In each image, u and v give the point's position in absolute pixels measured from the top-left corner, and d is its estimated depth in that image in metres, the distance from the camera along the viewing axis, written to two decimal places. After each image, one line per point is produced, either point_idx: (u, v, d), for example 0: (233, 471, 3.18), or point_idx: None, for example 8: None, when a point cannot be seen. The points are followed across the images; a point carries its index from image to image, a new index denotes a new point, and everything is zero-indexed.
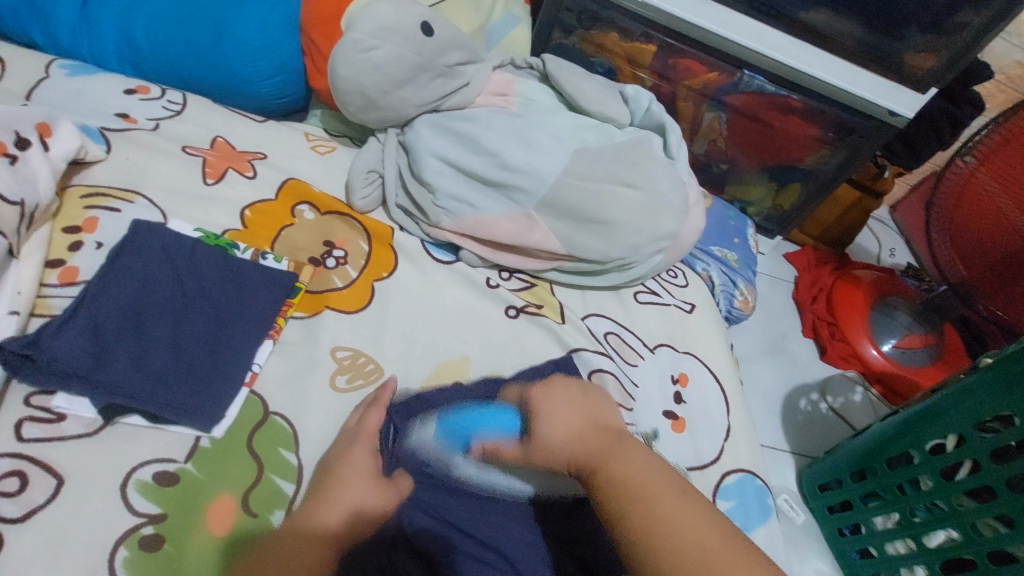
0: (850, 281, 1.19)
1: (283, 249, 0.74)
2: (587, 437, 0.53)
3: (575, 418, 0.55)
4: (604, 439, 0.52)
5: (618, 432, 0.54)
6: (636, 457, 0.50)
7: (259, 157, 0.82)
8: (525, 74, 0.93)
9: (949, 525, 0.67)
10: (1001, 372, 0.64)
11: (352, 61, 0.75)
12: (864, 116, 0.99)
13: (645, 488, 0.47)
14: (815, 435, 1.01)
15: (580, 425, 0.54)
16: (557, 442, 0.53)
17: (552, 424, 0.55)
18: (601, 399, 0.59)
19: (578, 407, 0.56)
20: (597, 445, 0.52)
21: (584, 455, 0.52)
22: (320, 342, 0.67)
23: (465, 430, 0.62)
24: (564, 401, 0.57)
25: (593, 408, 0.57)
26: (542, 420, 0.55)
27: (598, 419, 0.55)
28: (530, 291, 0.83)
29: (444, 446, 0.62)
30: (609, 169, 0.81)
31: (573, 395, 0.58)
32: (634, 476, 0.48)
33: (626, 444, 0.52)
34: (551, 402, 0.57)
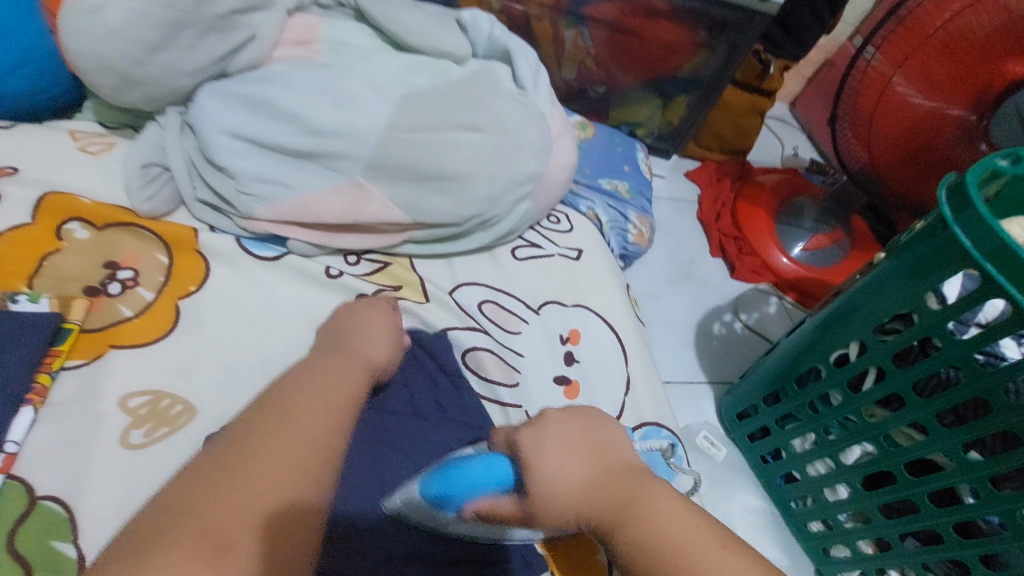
0: (752, 188, 1.13)
1: (45, 284, 0.59)
2: (596, 483, 0.39)
3: (574, 456, 0.40)
4: (615, 482, 0.39)
5: (625, 470, 0.40)
6: (619, 492, 0.39)
7: (5, 172, 0.64)
8: (336, 14, 0.77)
9: (863, 438, 0.63)
10: (893, 270, 0.57)
11: (81, 29, 0.58)
12: (734, 7, 0.91)
13: (688, 557, 0.36)
14: (733, 359, 0.96)
15: (583, 466, 0.39)
16: (563, 493, 0.38)
17: (556, 464, 0.39)
18: (591, 416, 0.44)
19: (570, 437, 0.41)
20: (609, 494, 0.39)
21: (585, 507, 0.38)
22: (105, 392, 0.54)
23: (448, 495, 0.39)
24: (556, 431, 0.41)
25: (592, 431, 0.42)
26: (541, 464, 0.39)
27: (604, 451, 0.41)
28: (383, 273, 0.71)
29: (432, 504, 0.41)
30: (446, 112, 0.69)
31: (561, 419, 0.42)
32: (671, 542, 0.36)
33: (633, 478, 0.40)
34: (539, 433, 0.41)
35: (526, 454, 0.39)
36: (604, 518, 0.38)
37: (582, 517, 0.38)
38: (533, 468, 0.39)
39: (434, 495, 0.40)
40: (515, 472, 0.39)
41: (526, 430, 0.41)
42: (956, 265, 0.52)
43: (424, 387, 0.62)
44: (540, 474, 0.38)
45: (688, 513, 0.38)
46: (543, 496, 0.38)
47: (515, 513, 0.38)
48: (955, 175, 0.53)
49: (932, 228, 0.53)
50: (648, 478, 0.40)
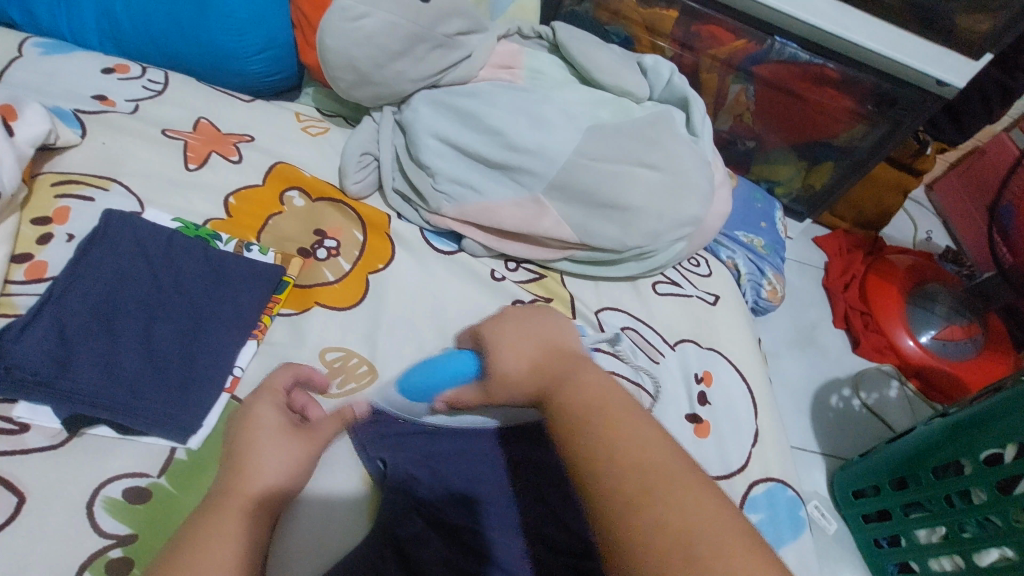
0: (885, 266, 1.10)
1: (270, 240, 0.68)
2: (545, 365, 0.44)
3: (529, 344, 0.45)
4: (565, 364, 0.44)
5: (570, 355, 0.45)
6: (600, 398, 0.41)
7: (245, 139, 0.75)
8: (533, 44, 0.85)
9: (1006, 542, 0.61)
10: None
11: (341, 32, 0.68)
12: (907, 85, 0.90)
13: (654, 473, 0.36)
14: (847, 434, 0.94)
15: (536, 355, 0.44)
16: (512, 373, 0.44)
17: (505, 352, 0.44)
18: (561, 322, 0.48)
19: (528, 333, 0.46)
20: (547, 369, 0.44)
21: (539, 384, 0.43)
22: (308, 343, 0.62)
23: (425, 386, 0.50)
24: (512, 328, 0.46)
25: (558, 334, 0.47)
26: (496, 353, 0.45)
27: (558, 343, 0.46)
28: (538, 283, 0.76)
29: (416, 393, 0.52)
30: (627, 148, 0.73)
31: (523, 318, 0.48)
32: (627, 452, 0.37)
33: (581, 365, 0.44)
34: (500, 331, 0.46)
35: (483, 348, 0.46)
36: (552, 389, 0.42)
37: (534, 388, 0.43)
38: (487, 355, 0.45)
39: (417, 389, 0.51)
40: (477, 361, 0.47)
41: (488, 328, 0.47)
42: None
43: None
44: (493, 356, 0.44)
45: (660, 437, 0.39)
46: (492, 375, 0.44)
47: (475, 397, 0.47)
48: None
49: None
50: (597, 366, 0.45)
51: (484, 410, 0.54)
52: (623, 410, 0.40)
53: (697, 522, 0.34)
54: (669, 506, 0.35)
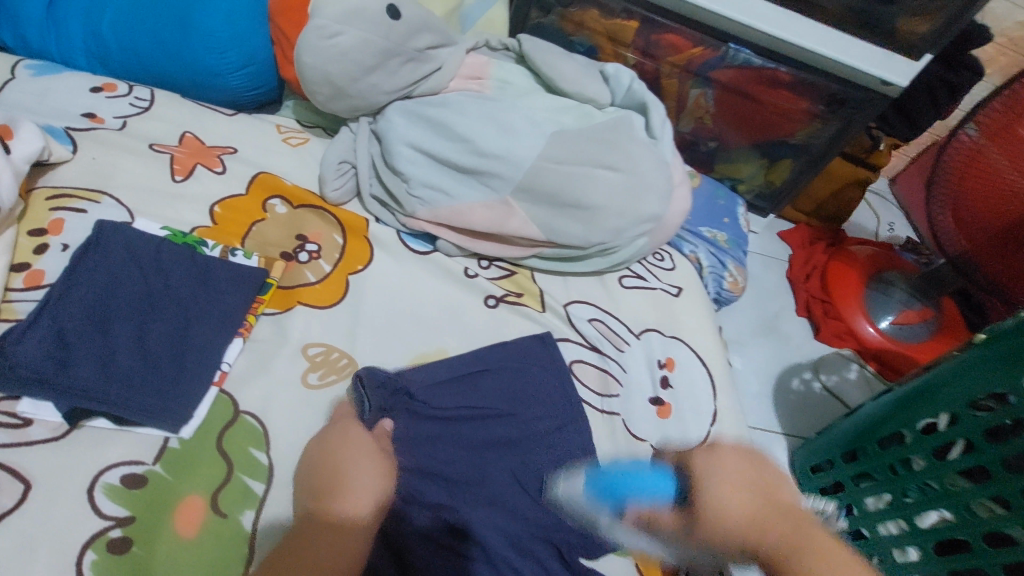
0: (846, 256, 1.16)
1: (254, 245, 0.73)
2: (767, 519, 0.46)
3: (741, 494, 0.47)
4: (788, 518, 0.47)
5: (789, 506, 0.48)
6: (756, 515, 0.46)
7: (229, 151, 0.80)
8: (500, 56, 0.90)
9: (942, 505, 0.66)
10: (987, 352, 0.63)
11: (317, 49, 0.72)
12: (856, 87, 0.96)
13: (772, 547, 0.45)
14: (809, 415, 1.00)
15: (758, 505, 0.47)
16: (729, 519, 0.46)
17: (726, 494, 0.47)
18: (763, 457, 0.52)
19: (747, 471, 0.49)
20: (759, 519, 0.46)
21: (763, 542, 0.45)
22: (291, 339, 0.66)
23: (619, 483, 0.55)
24: (731, 469, 0.49)
25: (743, 473, 0.49)
26: (708, 490, 0.47)
27: (772, 487, 0.49)
28: (509, 279, 0.81)
29: (596, 499, 0.57)
30: (589, 151, 0.79)
31: (731, 459, 0.50)
32: (785, 546, 0.45)
33: (802, 523, 0.47)
34: (713, 465, 0.49)
35: (695, 476, 0.49)
36: (785, 554, 0.45)
37: (751, 546, 0.46)
38: (700, 493, 0.47)
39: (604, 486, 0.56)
40: (681, 485, 0.50)
41: (702, 462, 0.49)
42: None
43: (533, 379, 0.70)
44: (701, 494, 0.47)
45: (803, 515, 0.48)
46: (707, 518, 0.46)
47: (675, 522, 0.49)
48: None
49: None
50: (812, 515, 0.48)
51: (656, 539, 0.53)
52: (784, 520, 0.46)
53: None
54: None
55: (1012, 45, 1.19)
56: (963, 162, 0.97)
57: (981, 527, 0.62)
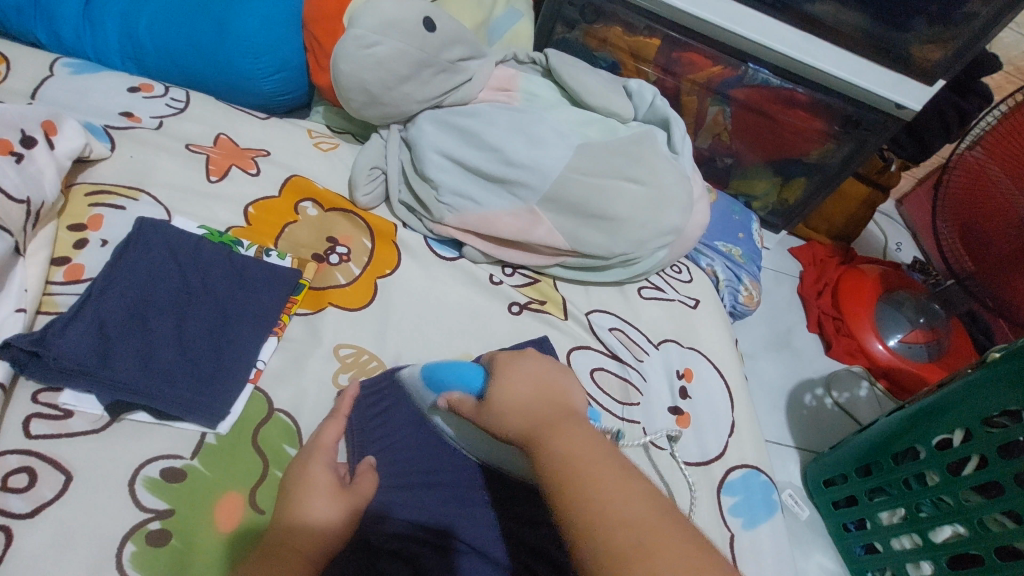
0: (858, 275, 1.18)
1: (286, 246, 0.74)
2: (538, 410, 0.46)
3: (525, 388, 0.48)
4: (551, 413, 0.46)
5: (569, 410, 0.47)
6: (528, 406, 0.47)
7: (262, 153, 0.82)
8: (528, 69, 0.93)
9: (956, 520, 0.68)
10: (989, 371, 0.65)
11: (355, 58, 0.74)
12: (871, 109, 0.99)
13: (575, 468, 0.40)
14: (820, 430, 1.01)
15: (533, 395, 0.48)
16: (508, 408, 0.47)
17: (510, 382, 0.49)
18: (566, 375, 0.51)
19: (535, 377, 0.49)
20: (540, 416, 0.46)
21: (526, 427, 0.45)
22: (323, 340, 0.67)
23: (443, 381, 0.55)
24: (526, 368, 0.50)
25: (535, 374, 0.49)
26: (500, 382, 0.49)
27: (556, 398, 0.48)
28: (533, 287, 0.83)
29: (428, 383, 0.57)
30: (613, 164, 0.81)
31: (530, 363, 0.51)
32: (572, 459, 0.41)
33: (570, 419, 0.45)
34: (512, 362, 0.51)
35: (495, 372, 0.51)
36: (540, 437, 0.44)
37: (517, 432, 0.46)
38: (493, 385, 0.49)
39: (432, 377, 0.56)
40: (486, 379, 0.51)
41: (503, 359, 0.52)
42: None
43: None
44: (496, 388, 0.48)
45: (600, 443, 0.43)
46: (492, 403, 0.48)
47: (472, 412, 0.50)
48: None
49: None
50: (589, 422, 0.46)
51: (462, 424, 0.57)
52: (563, 424, 0.44)
53: (620, 504, 0.38)
54: (589, 464, 0.40)
55: (1019, 73, 1.22)
56: (970, 181, 1.02)
57: (994, 540, 0.64)
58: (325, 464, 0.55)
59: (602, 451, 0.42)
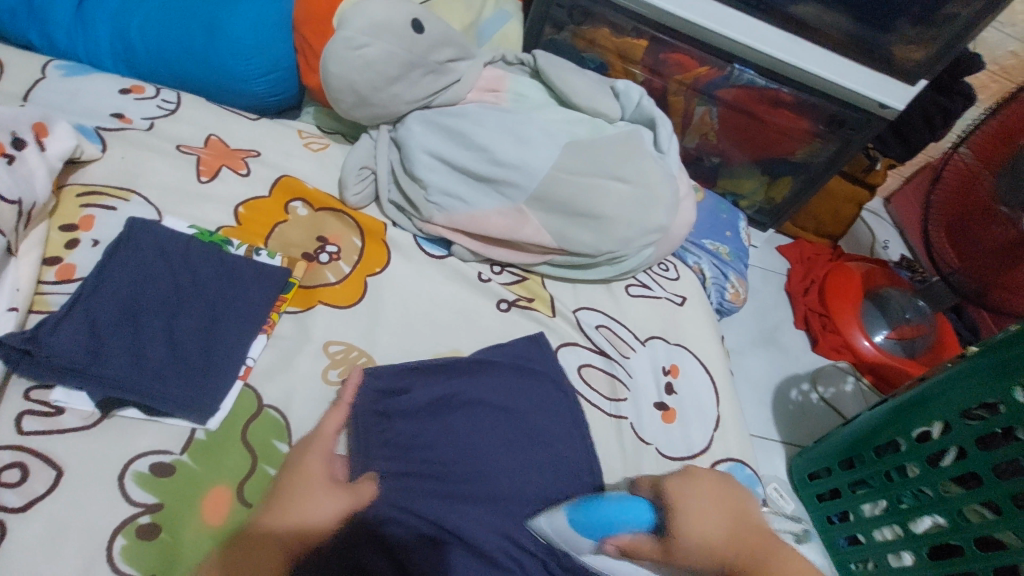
0: (845, 272, 1.20)
1: (276, 245, 0.75)
2: (740, 536, 0.46)
3: (724, 517, 0.47)
4: (748, 541, 0.46)
5: (755, 526, 0.48)
6: (724, 536, 0.46)
7: (252, 154, 0.82)
8: (515, 70, 0.94)
9: (936, 511, 0.69)
10: (971, 364, 0.67)
11: (343, 59, 0.75)
12: (856, 108, 1.00)
13: None
14: (806, 425, 1.03)
15: (729, 524, 0.47)
16: (711, 545, 0.45)
17: (696, 517, 0.46)
18: (737, 484, 0.51)
19: (721, 499, 0.48)
20: (744, 546, 0.46)
21: (736, 565, 0.45)
22: (313, 337, 0.68)
23: (605, 523, 0.49)
24: (699, 491, 0.48)
25: (713, 500, 0.48)
26: (685, 515, 0.46)
27: (750, 515, 0.48)
28: (521, 285, 0.84)
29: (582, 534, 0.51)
30: (599, 164, 0.82)
31: (705, 484, 0.49)
32: None
33: (769, 542, 0.46)
34: (688, 491, 0.48)
35: (672, 507, 0.47)
36: (756, 573, 0.44)
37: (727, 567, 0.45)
38: (679, 522, 0.46)
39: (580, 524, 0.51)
40: (660, 513, 0.48)
41: (675, 484, 0.49)
42: None
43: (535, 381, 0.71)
44: (688, 528, 0.46)
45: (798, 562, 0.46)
46: (688, 544, 0.45)
47: (655, 553, 0.47)
48: None
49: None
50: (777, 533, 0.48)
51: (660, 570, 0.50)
52: (769, 552, 0.46)
53: None
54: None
55: (1003, 72, 1.24)
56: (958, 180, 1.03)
57: (974, 530, 0.65)
58: (322, 457, 0.54)
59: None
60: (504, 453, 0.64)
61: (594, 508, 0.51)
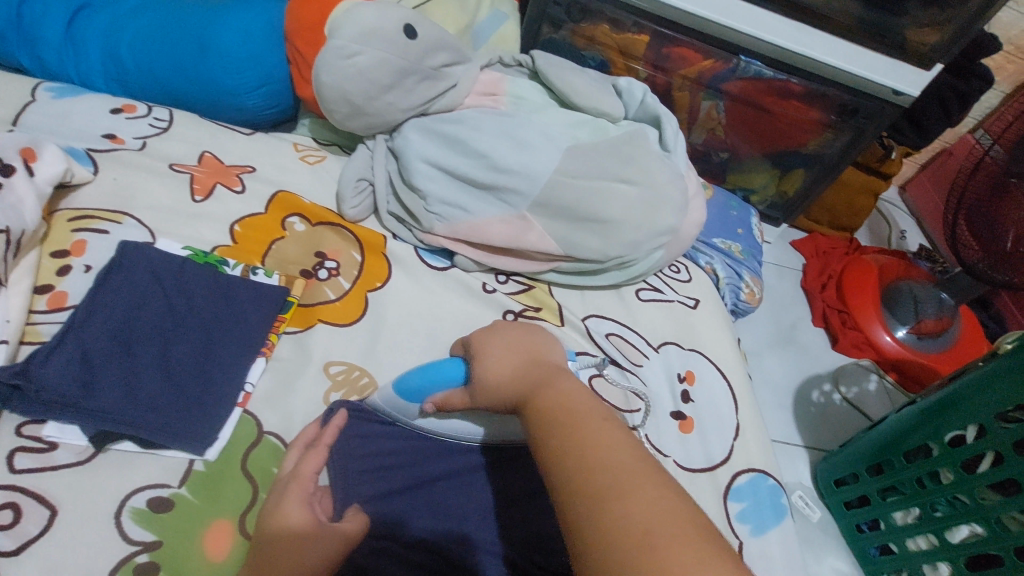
0: (860, 267, 1.17)
1: (273, 263, 0.73)
2: (526, 373, 0.51)
3: (511, 357, 0.53)
4: (538, 373, 0.50)
5: (550, 363, 0.53)
6: (514, 373, 0.51)
7: (247, 170, 0.80)
8: (514, 72, 0.91)
9: (973, 519, 0.65)
10: (1012, 362, 0.62)
11: (336, 69, 0.73)
12: (868, 96, 0.96)
13: (577, 425, 0.43)
14: (829, 427, 0.99)
15: (521, 365, 0.52)
16: (496, 375, 0.51)
17: (495, 357, 0.53)
18: (546, 337, 0.57)
19: (512, 346, 0.54)
20: (530, 379, 0.50)
21: (518, 393, 0.49)
22: (313, 358, 0.66)
23: (418, 387, 0.57)
24: (503, 339, 0.55)
25: (527, 344, 0.55)
26: (485, 357, 0.53)
27: (543, 359, 0.53)
28: (528, 294, 0.81)
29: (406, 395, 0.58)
30: (604, 165, 0.79)
31: (513, 334, 0.56)
32: (572, 419, 0.43)
33: (546, 375, 0.50)
34: (490, 336, 0.56)
35: (473, 354, 0.55)
36: (530, 396, 0.48)
37: (514, 400, 0.50)
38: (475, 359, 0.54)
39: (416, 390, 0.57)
40: (467, 367, 0.56)
41: (481, 335, 0.57)
42: None
43: None
44: (478, 361, 0.53)
45: (624, 433, 0.42)
46: (478, 378, 0.53)
47: (463, 399, 0.55)
48: None
49: None
50: (575, 377, 0.51)
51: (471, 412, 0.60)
52: (547, 382, 0.49)
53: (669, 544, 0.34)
54: (592, 439, 0.41)
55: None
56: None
57: None
58: (302, 498, 0.52)
59: (596, 410, 0.45)
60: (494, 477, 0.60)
61: (412, 381, 0.57)
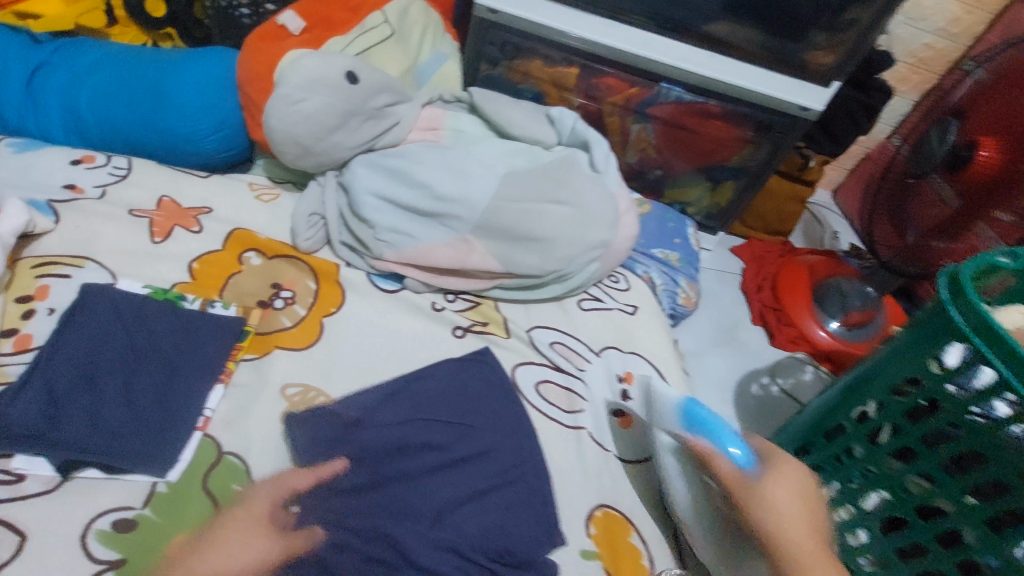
0: (792, 268, 1.25)
1: (231, 297, 0.78)
2: (805, 502, 0.60)
3: (799, 501, 0.60)
4: (809, 531, 0.58)
5: (812, 512, 0.59)
6: (783, 524, 0.58)
7: (204, 211, 0.86)
8: (454, 107, 0.99)
9: (882, 487, 0.71)
10: (902, 340, 0.69)
11: (284, 114, 0.80)
12: (780, 113, 1.05)
13: (782, 531, 0.57)
14: (769, 417, 1.06)
15: (798, 507, 0.59)
16: (776, 508, 0.58)
17: (783, 496, 0.60)
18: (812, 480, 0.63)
19: (792, 492, 0.60)
20: (801, 510, 0.59)
21: (732, 480, 0.61)
22: (270, 382, 0.70)
23: (703, 419, 0.66)
24: (784, 485, 0.60)
25: (811, 482, 0.62)
26: (768, 505, 0.59)
27: (814, 516, 0.59)
28: (475, 311, 0.87)
29: (682, 423, 0.67)
30: (537, 189, 0.86)
31: (783, 476, 0.61)
32: (785, 528, 0.57)
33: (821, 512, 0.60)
34: (780, 478, 0.61)
35: (769, 465, 0.62)
36: (744, 494, 0.60)
37: (768, 535, 0.58)
38: (761, 492, 0.60)
39: (698, 423, 0.66)
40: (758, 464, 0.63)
41: (777, 458, 0.64)
42: (954, 337, 0.63)
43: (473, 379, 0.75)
44: (773, 472, 0.61)
45: (806, 503, 0.60)
46: (761, 500, 0.59)
47: (733, 476, 0.62)
48: (956, 266, 0.64)
49: (934, 307, 0.65)
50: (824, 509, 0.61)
51: (694, 471, 0.68)
52: (808, 502, 0.60)
53: None
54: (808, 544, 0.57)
55: (921, 65, 1.32)
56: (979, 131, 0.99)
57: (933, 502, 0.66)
58: (268, 500, 0.57)
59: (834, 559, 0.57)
60: (443, 479, 0.65)
61: (700, 415, 0.66)
